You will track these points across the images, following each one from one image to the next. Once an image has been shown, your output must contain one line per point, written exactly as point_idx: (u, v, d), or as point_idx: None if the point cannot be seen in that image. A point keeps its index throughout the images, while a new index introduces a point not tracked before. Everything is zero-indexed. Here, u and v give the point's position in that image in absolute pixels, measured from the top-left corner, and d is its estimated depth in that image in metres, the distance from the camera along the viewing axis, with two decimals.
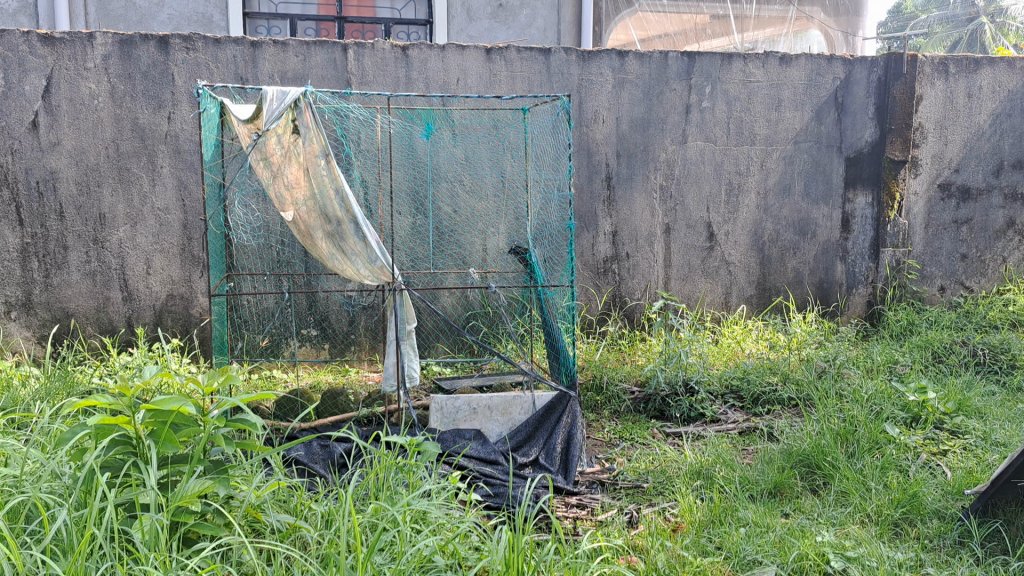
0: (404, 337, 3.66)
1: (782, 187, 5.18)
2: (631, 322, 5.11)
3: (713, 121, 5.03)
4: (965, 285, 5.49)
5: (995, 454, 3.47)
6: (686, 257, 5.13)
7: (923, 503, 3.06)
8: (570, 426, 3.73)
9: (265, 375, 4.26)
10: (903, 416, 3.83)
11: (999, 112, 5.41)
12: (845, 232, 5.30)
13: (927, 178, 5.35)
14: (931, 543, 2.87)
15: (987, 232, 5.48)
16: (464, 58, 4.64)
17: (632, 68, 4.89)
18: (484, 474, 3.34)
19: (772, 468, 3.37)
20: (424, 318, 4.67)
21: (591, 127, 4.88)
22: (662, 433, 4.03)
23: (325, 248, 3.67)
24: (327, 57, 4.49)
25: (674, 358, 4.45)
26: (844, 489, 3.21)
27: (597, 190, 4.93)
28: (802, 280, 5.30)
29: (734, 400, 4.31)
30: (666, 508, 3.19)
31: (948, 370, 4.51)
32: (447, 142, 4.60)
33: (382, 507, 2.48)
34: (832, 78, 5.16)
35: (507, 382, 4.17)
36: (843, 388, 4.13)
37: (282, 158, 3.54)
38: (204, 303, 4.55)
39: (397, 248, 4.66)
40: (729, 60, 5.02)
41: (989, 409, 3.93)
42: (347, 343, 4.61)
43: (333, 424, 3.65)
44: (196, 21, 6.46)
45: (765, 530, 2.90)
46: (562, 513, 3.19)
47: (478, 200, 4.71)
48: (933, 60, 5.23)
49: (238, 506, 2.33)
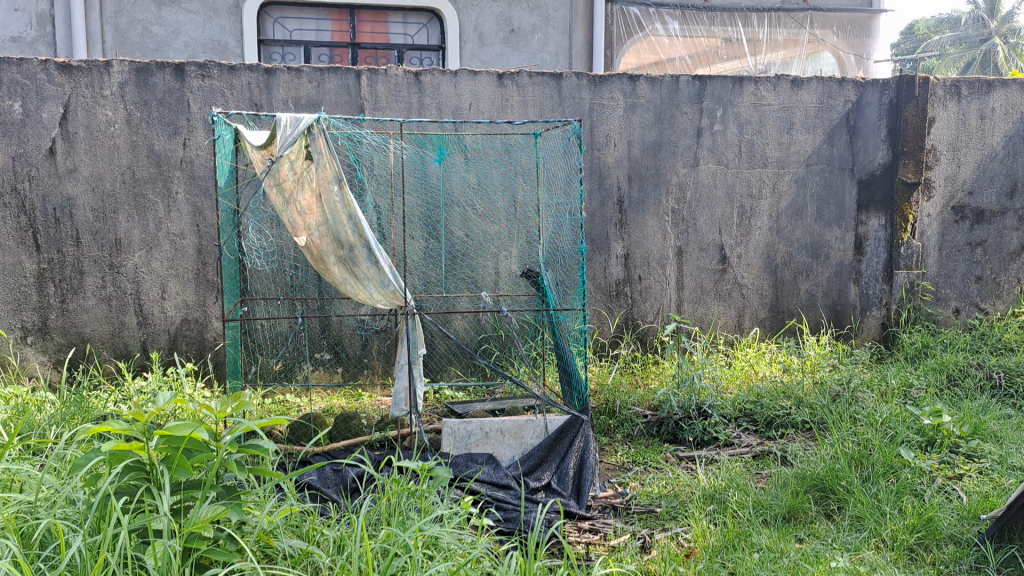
0: (414, 362, 3.66)
1: (795, 210, 5.19)
2: (644, 345, 5.12)
3: (725, 144, 5.05)
4: (980, 307, 5.46)
5: (1011, 478, 3.44)
6: (699, 280, 5.13)
7: (939, 528, 3.04)
8: (582, 450, 3.72)
9: (278, 400, 4.27)
10: (919, 439, 3.80)
11: (1013, 134, 5.39)
12: (858, 254, 5.29)
13: (940, 200, 5.33)
14: (947, 569, 2.85)
15: (1002, 253, 5.45)
16: (477, 83, 4.68)
17: (644, 92, 4.92)
18: (496, 499, 3.32)
19: (785, 493, 3.36)
20: (437, 342, 4.68)
21: (603, 150, 4.91)
22: (675, 457, 4.02)
23: (338, 273, 3.68)
24: (341, 83, 4.54)
25: (687, 381, 4.43)
26: (858, 514, 3.19)
27: (609, 214, 4.95)
28: (815, 303, 5.29)
29: (748, 424, 4.28)
30: (679, 533, 3.18)
31: (963, 394, 4.49)
32: (459, 167, 4.62)
33: (393, 533, 2.48)
34: (843, 100, 5.17)
35: (520, 407, 4.16)
36: (857, 411, 4.10)
37: (295, 184, 3.58)
38: (219, 328, 4.58)
39: (410, 271, 4.67)
40: (740, 84, 5.04)
41: (1005, 433, 3.90)
42: (360, 366, 4.62)
43: (345, 448, 3.67)
44: (211, 48, 6.55)
45: (779, 556, 2.89)
46: (574, 538, 3.19)
47: (490, 224, 4.73)
48: (944, 83, 5.23)
49: (250, 532, 2.33)
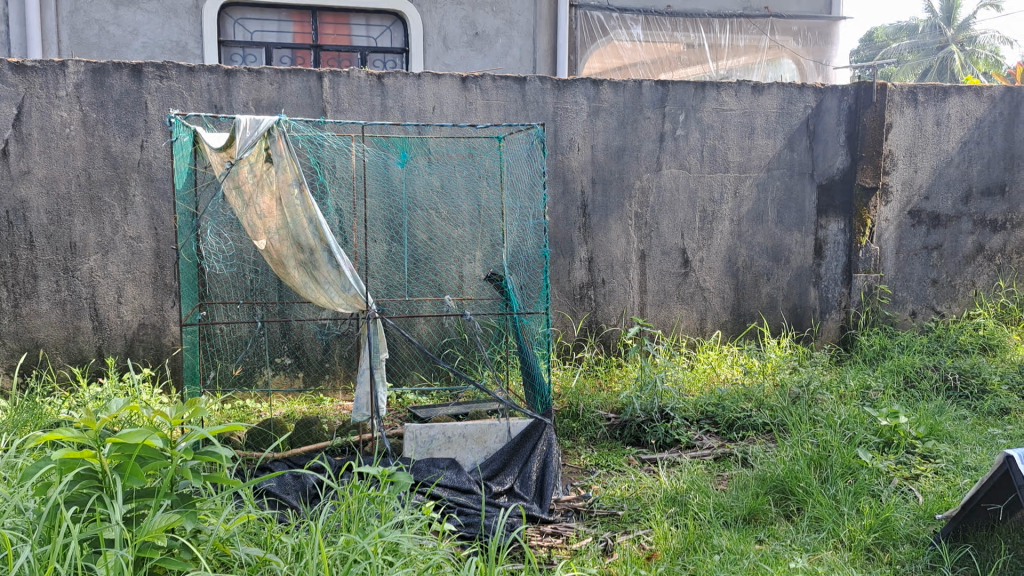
0: (376, 367, 3.64)
1: (755, 214, 5.24)
2: (608, 348, 5.13)
3: (687, 149, 5.09)
4: (936, 309, 5.55)
5: (966, 478, 3.50)
6: (661, 283, 5.16)
7: (896, 528, 3.09)
8: (545, 454, 3.72)
9: (238, 405, 4.22)
10: (876, 441, 3.85)
11: (968, 140, 5.48)
12: (818, 257, 5.35)
13: (897, 205, 5.42)
14: (903, 568, 2.90)
15: (957, 257, 5.54)
16: (440, 86, 4.67)
17: (607, 96, 4.94)
18: (457, 503, 3.31)
19: (746, 494, 3.39)
20: (400, 347, 4.65)
21: (567, 155, 4.93)
22: (637, 460, 4.04)
23: (298, 278, 3.65)
24: (302, 85, 4.50)
25: (650, 384, 4.45)
26: (817, 515, 3.23)
27: (573, 218, 4.97)
28: (775, 306, 5.34)
29: (710, 426, 4.32)
30: (640, 535, 3.19)
31: (920, 395, 4.56)
32: (423, 170, 4.61)
33: (353, 539, 2.47)
34: (803, 106, 5.23)
35: (483, 411, 4.15)
36: (817, 413, 4.16)
37: (254, 187, 3.55)
38: (177, 333, 4.52)
39: (372, 275, 4.64)
40: (702, 89, 5.09)
41: (960, 434, 3.97)
42: (321, 371, 4.58)
43: (305, 455, 3.63)
44: (170, 49, 6.48)
45: (739, 557, 2.91)
46: (537, 542, 3.19)
47: (454, 227, 4.72)
48: (901, 90, 5.32)
49: (205, 540, 2.30)
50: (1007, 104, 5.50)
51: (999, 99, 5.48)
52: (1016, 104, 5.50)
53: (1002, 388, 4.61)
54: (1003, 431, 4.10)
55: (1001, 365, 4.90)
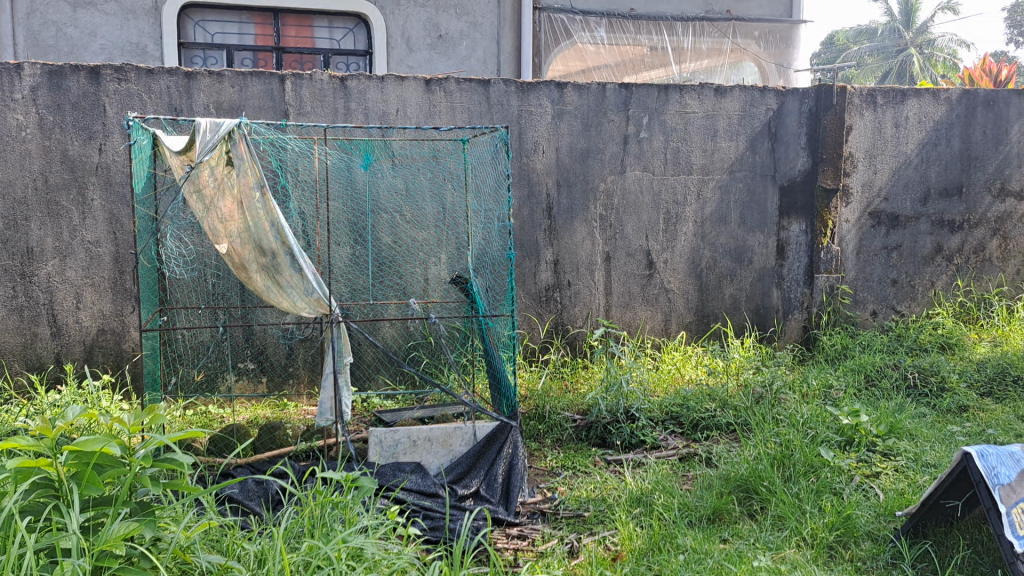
0: (340, 371, 3.61)
1: (718, 216, 5.28)
2: (573, 349, 5.15)
3: (651, 151, 5.13)
4: (896, 309, 5.63)
5: (926, 475, 3.55)
6: (626, 285, 5.19)
7: (857, 525, 3.13)
8: (511, 456, 3.72)
9: (200, 411, 4.18)
10: (838, 439, 3.90)
11: (926, 141, 5.56)
12: (780, 259, 5.41)
13: (857, 206, 5.49)
14: (864, 565, 2.94)
15: (916, 257, 5.62)
16: (403, 89, 4.66)
17: (571, 99, 4.96)
18: (423, 507, 3.29)
19: (710, 494, 3.42)
20: (364, 351, 4.63)
21: (532, 157, 4.94)
22: (603, 461, 4.05)
23: (260, 281, 3.62)
24: (264, 88, 4.47)
25: (615, 386, 4.47)
26: (780, 513, 3.26)
27: (538, 221, 4.98)
28: (739, 306, 5.39)
29: (674, 426, 4.35)
30: (606, 536, 3.20)
31: (880, 394, 4.63)
32: (387, 173, 4.59)
33: (315, 545, 2.46)
34: (765, 108, 5.28)
35: (449, 414, 4.15)
36: (780, 412, 4.21)
37: (215, 190, 3.51)
38: (137, 338, 4.46)
39: (336, 278, 4.62)
40: (666, 92, 5.12)
41: (920, 432, 4.03)
42: (285, 376, 4.54)
43: (268, 460, 3.61)
44: (129, 51, 6.41)
45: (703, 556, 2.93)
46: (502, 544, 3.18)
47: (419, 230, 4.71)
48: (861, 92, 5.40)
49: (165, 549, 2.27)
50: (964, 107, 5.59)
51: (956, 101, 5.57)
52: (973, 106, 5.60)
53: (960, 385, 4.69)
54: (961, 428, 4.17)
55: (959, 364, 4.99)
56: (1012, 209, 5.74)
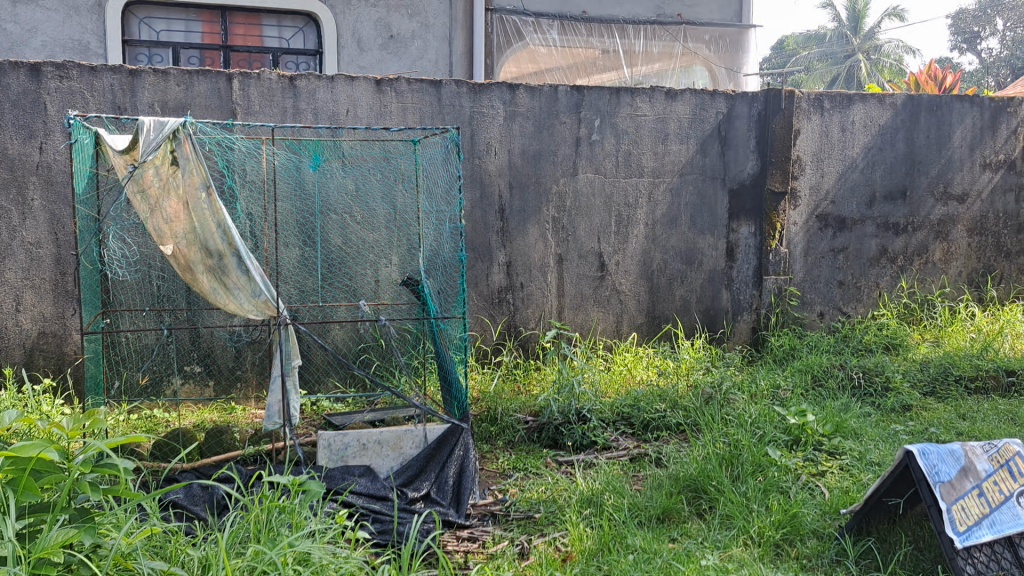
0: (288, 374, 3.57)
1: (669, 219, 5.33)
2: (526, 351, 5.17)
3: (602, 154, 5.16)
4: (842, 310, 5.74)
5: (870, 473, 3.62)
6: (578, 287, 5.21)
7: (803, 523, 3.19)
8: (463, 458, 3.68)
9: (144, 415, 4.11)
10: (785, 438, 3.96)
11: (871, 146, 5.67)
12: (729, 261, 5.48)
13: (805, 209, 5.58)
14: (809, 563, 2.99)
15: (862, 259, 5.73)
16: (354, 89, 4.62)
17: (523, 101, 4.97)
18: (372, 511, 3.26)
19: (659, 494, 3.45)
20: (314, 354, 4.58)
21: (484, 159, 4.94)
22: (554, 462, 4.06)
23: (206, 283, 3.55)
24: (211, 87, 4.41)
25: (567, 387, 4.48)
26: (728, 513, 3.30)
27: (491, 222, 4.99)
28: (689, 308, 5.44)
29: (626, 427, 4.37)
30: (556, 538, 3.21)
31: (827, 394, 4.71)
32: (336, 173, 4.55)
33: (261, 550, 2.43)
34: (714, 112, 5.34)
35: (400, 417, 4.11)
36: (728, 412, 4.26)
37: (160, 191, 3.45)
38: (79, 341, 4.36)
39: (285, 280, 4.57)
40: (617, 95, 5.16)
41: (864, 431, 4.11)
42: (233, 379, 4.48)
43: (214, 464, 3.55)
44: (71, 48, 6.28)
45: (652, 556, 2.95)
46: (452, 547, 3.17)
47: (369, 232, 4.67)
48: (808, 97, 5.49)
49: (106, 555, 2.22)
50: (908, 112, 5.71)
51: (900, 106, 5.69)
52: (917, 111, 5.73)
53: (904, 385, 4.79)
54: (905, 427, 4.26)
55: (903, 364, 5.09)
56: (954, 213, 5.87)
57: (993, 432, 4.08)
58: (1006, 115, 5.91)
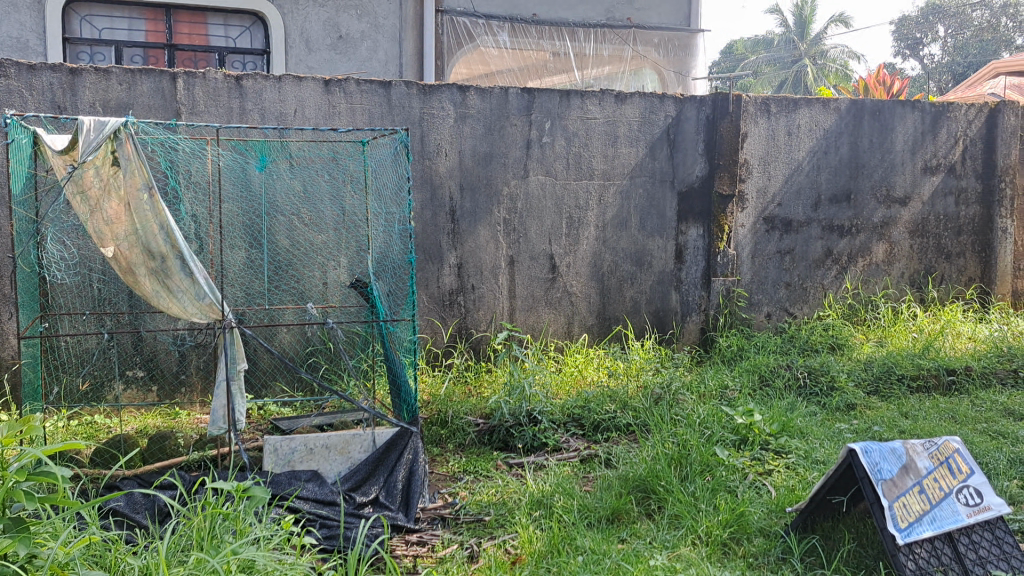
0: (234, 378, 3.52)
1: (619, 221, 5.36)
2: (477, 353, 5.16)
3: (553, 156, 5.17)
4: (789, 311, 5.83)
5: (815, 472, 3.68)
6: (530, 289, 5.22)
7: (750, 522, 3.22)
8: (412, 462, 3.65)
9: (85, 421, 4.03)
10: (733, 438, 4.01)
11: (816, 149, 5.77)
12: (678, 262, 5.52)
13: (753, 212, 5.66)
14: (756, 561, 3.02)
15: (808, 261, 5.83)
16: (301, 89, 4.57)
17: (473, 103, 4.97)
18: (319, 516, 3.22)
19: (609, 494, 3.47)
20: (260, 357, 4.52)
21: (434, 160, 4.92)
22: (505, 465, 4.05)
23: (148, 286, 3.47)
24: (154, 86, 4.33)
25: (518, 389, 4.47)
26: (677, 512, 3.33)
27: (441, 224, 4.97)
28: (639, 309, 5.48)
29: (576, 428, 4.38)
30: (506, 540, 3.20)
31: (774, 394, 4.78)
32: (283, 174, 4.51)
33: (203, 558, 2.38)
34: (664, 115, 5.38)
35: (349, 421, 4.08)
36: (678, 412, 4.30)
37: (100, 192, 3.38)
38: (17, 346, 4.26)
39: (230, 283, 4.48)
40: (567, 98, 5.18)
41: (810, 430, 4.18)
42: (177, 384, 4.40)
43: (157, 471, 3.48)
44: (10, 46, 6.14)
45: (601, 557, 2.96)
46: (401, 551, 3.15)
47: (317, 233, 4.63)
48: (755, 101, 5.56)
49: (42, 565, 2.16)
50: (852, 116, 5.83)
51: (844, 111, 5.80)
52: (860, 116, 5.85)
53: (849, 384, 4.88)
54: (849, 425, 4.33)
55: (847, 363, 5.18)
56: (897, 215, 5.99)
57: (934, 430, 4.17)
58: (946, 120, 6.04)
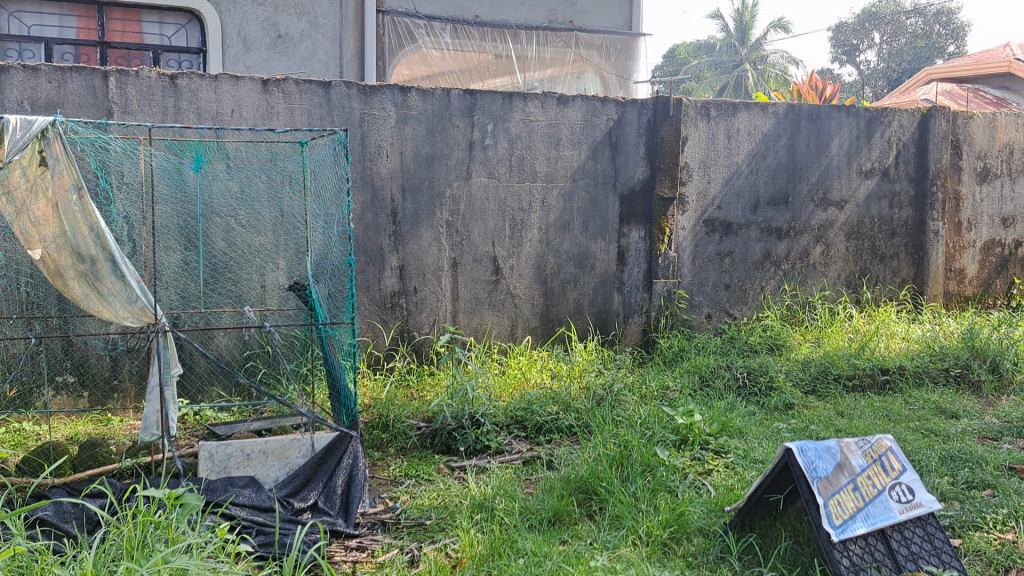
0: (167, 383, 3.44)
1: (562, 223, 5.38)
2: (420, 356, 5.13)
3: (495, 158, 5.17)
4: (729, 312, 5.91)
5: (754, 471, 3.73)
6: (473, 290, 5.20)
7: (689, 522, 3.26)
8: (351, 467, 3.62)
9: (12, 429, 3.95)
10: (673, 438, 4.04)
11: (755, 153, 5.86)
12: (621, 265, 5.56)
13: (693, 214, 5.72)
14: (695, 560, 3.06)
15: (747, 263, 5.91)
16: (239, 89, 4.50)
17: (415, 103, 4.94)
18: (255, 523, 3.17)
19: (551, 496, 3.48)
20: (196, 362, 4.43)
21: (375, 161, 4.88)
22: (447, 468, 4.03)
23: (78, 290, 3.35)
24: (85, 84, 4.23)
25: (460, 392, 4.45)
26: (617, 513, 3.34)
27: (382, 226, 4.93)
28: (582, 311, 5.51)
29: (519, 430, 4.37)
30: (447, 544, 3.18)
31: (714, 394, 4.84)
32: (220, 175, 4.43)
33: (132, 567, 2.32)
34: (606, 118, 5.42)
35: (287, 426, 4.02)
36: (620, 414, 4.33)
37: (27, 193, 3.26)
38: None
39: (164, 286, 4.39)
40: (510, 100, 5.17)
41: (749, 429, 4.24)
42: (109, 390, 4.28)
43: (87, 479, 3.38)
44: None
45: (542, 559, 2.96)
46: (339, 557, 3.11)
47: (255, 235, 4.55)
48: (695, 105, 5.63)
49: None
50: (789, 120, 5.94)
51: (782, 115, 5.91)
52: (797, 120, 5.95)
53: (787, 384, 4.95)
54: (787, 425, 4.40)
55: (786, 364, 5.27)
56: (833, 218, 6.12)
57: (869, 429, 4.26)
58: (880, 125, 6.18)
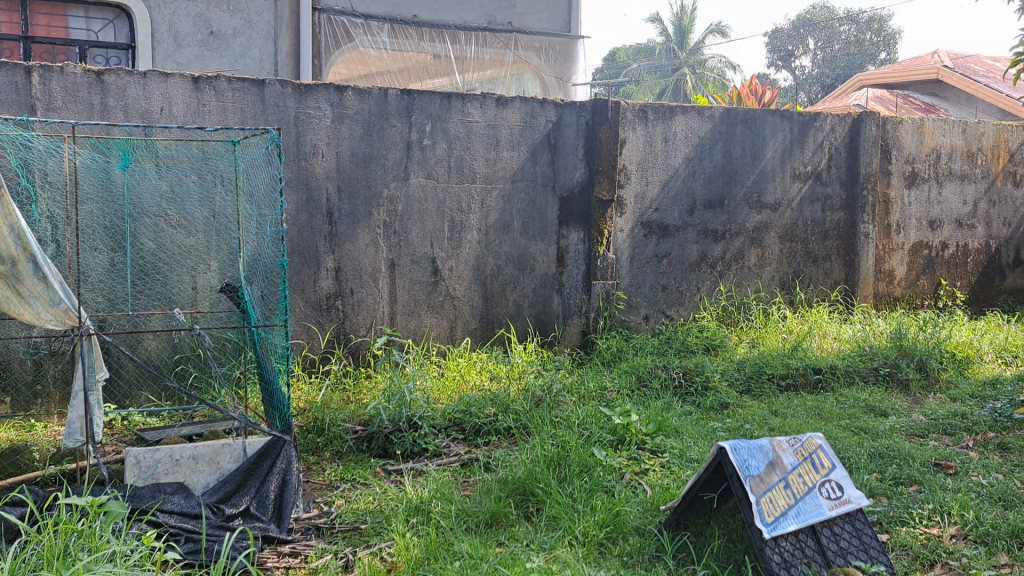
0: (91, 389, 3.34)
1: (500, 224, 5.37)
2: (357, 358, 5.08)
3: (433, 159, 5.14)
4: (666, 313, 5.97)
5: (689, 470, 3.77)
6: (411, 292, 5.17)
7: (625, 521, 3.28)
8: (284, 472, 3.55)
9: None
10: (610, 438, 4.05)
11: (692, 156, 5.93)
12: (559, 266, 5.57)
13: (631, 216, 5.77)
14: (630, 559, 3.08)
15: (684, 264, 5.98)
16: (169, 86, 4.41)
17: (351, 103, 4.89)
18: (185, 530, 3.10)
19: (488, 499, 3.46)
20: (125, 365, 4.32)
21: (310, 161, 4.82)
22: (384, 472, 3.99)
23: None
24: (6, 80, 4.10)
25: (397, 395, 4.41)
26: (555, 514, 3.35)
27: (318, 226, 4.87)
28: (521, 312, 5.51)
29: (457, 433, 4.35)
30: (382, 548, 3.15)
31: (651, 394, 4.88)
32: (149, 174, 4.32)
33: None
34: (544, 120, 5.44)
35: (219, 430, 3.94)
36: (557, 415, 4.34)
37: None
38: None
39: (90, 288, 4.27)
40: (448, 101, 5.15)
41: (685, 428, 4.29)
42: (33, 394, 4.16)
43: (6, 488, 3.26)
44: None
45: (478, 561, 2.95)
46: (272, 564, 3.06)
47: (187, 235, 4.46)
48: (633, 108, 5.68)
49: None
50: (725, 124, 6.02)
51: (718, 119, 5.99)
52: (732, 124, 6.04)
53: (722, 384, 5.02)
54: (722, 424, 4.45)
55: (721, 364, 5.34)
56: (768, 220, 6.23)
57: (801, 428, 4.34)
58: (813, 129, 6.30)
